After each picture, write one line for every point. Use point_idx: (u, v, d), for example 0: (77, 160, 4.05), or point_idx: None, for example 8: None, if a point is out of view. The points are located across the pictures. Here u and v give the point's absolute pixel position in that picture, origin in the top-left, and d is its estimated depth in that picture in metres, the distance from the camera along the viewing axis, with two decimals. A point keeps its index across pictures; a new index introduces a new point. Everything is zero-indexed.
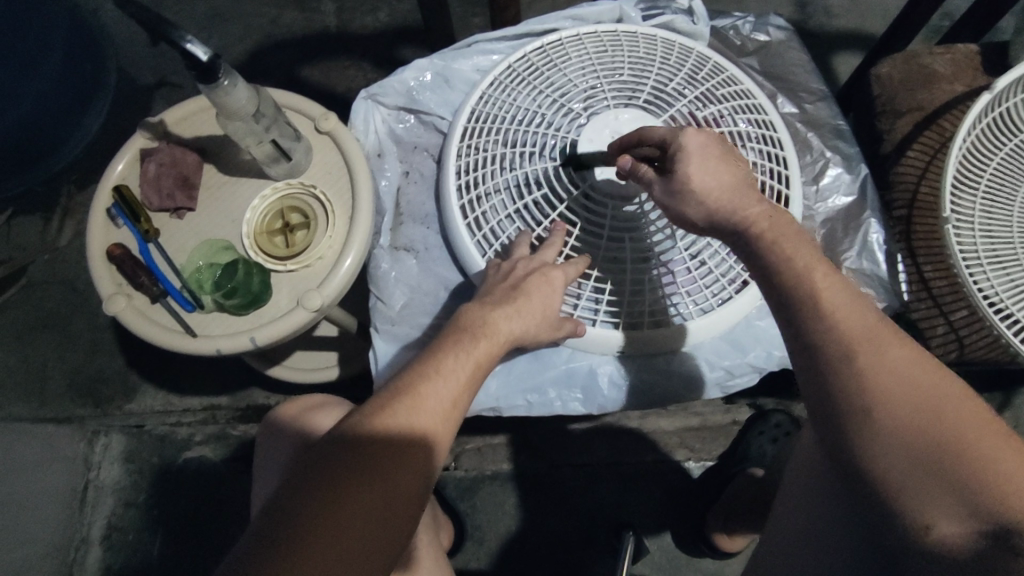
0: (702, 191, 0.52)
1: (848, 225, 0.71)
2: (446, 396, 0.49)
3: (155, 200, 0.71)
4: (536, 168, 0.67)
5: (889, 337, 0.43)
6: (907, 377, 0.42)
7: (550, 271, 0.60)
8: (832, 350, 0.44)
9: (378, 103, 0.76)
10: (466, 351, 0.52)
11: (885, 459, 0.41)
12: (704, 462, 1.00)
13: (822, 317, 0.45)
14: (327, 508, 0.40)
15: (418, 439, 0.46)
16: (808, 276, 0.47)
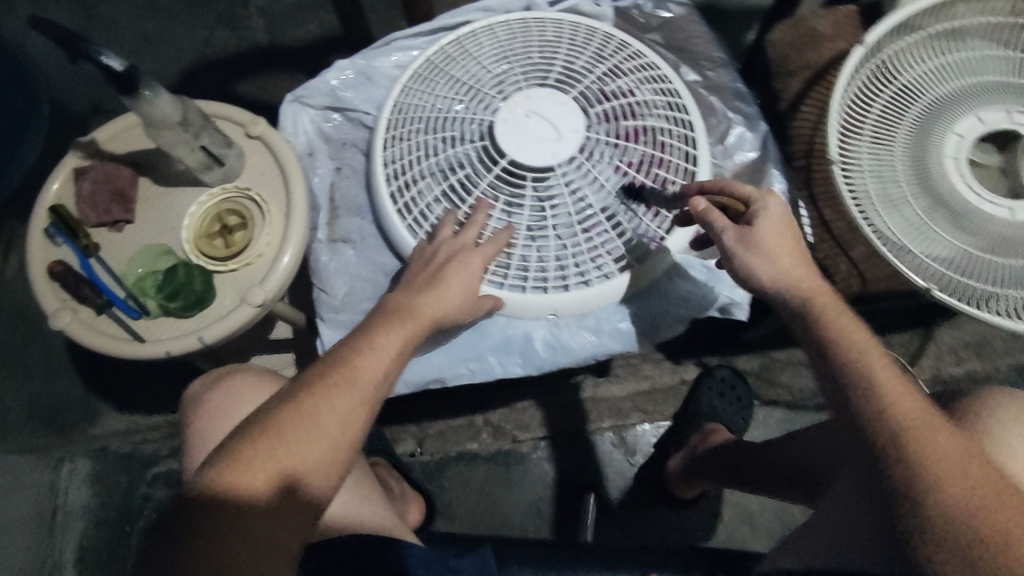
0: (768, 252, 0.59)
1: (754, 177, 0.76)
2: (374, 367, 0.56)
3: (92, 216, 0.73)
4: (458, 151, 0.71)
5: (932, 429, 0.51)
6: (953, 464, 0.50)
7: (469, 253, 0.64)
8: (884, 436, 0.52)
9: (305, 104, 0.79)
10: (392, 332, 0.58)
11: (934, 529, 0.48)
12: (658, 421, 1.06)
13: (868, 392, 0.53)
14: (248, 454, 0.51)
15: (346, 408, 0.53)
16: (861, 355, 0.55)
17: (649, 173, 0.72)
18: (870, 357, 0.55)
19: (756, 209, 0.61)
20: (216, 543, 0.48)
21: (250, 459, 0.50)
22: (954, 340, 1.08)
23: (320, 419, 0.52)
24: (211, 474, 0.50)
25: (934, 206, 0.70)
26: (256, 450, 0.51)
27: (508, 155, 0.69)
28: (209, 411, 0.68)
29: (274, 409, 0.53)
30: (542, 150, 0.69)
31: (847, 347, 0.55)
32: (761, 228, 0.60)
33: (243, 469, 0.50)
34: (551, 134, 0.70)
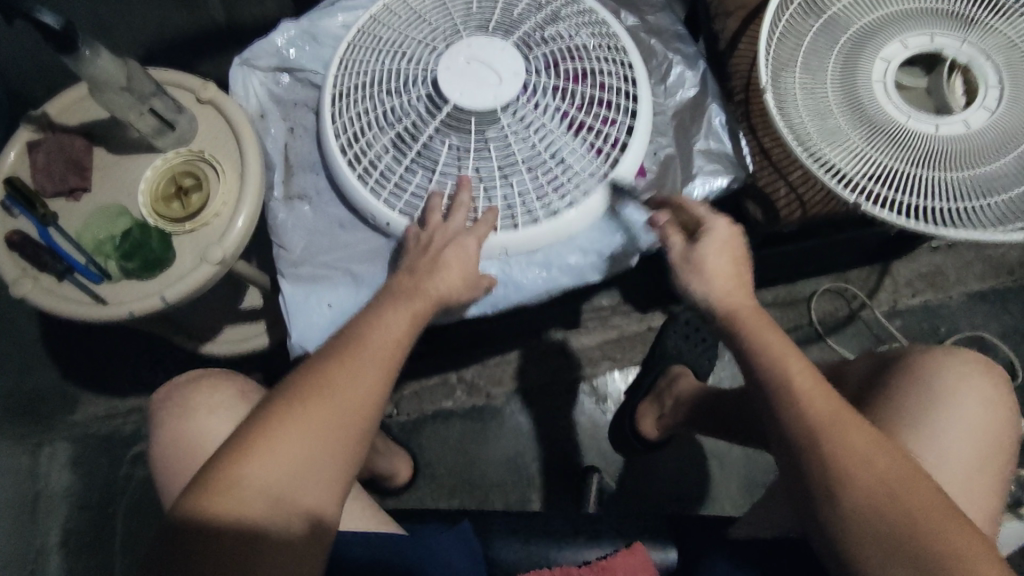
0: (708, 274, 0.61)
1: (695, 113, 0.79)
2: (386, 339, 0.59)
3: (48, 186, 0.74)
4: (402, 100, 0.73)
5: (847, 423, 0.54)
6: (865, 456, 0.53)
7: (464, 241, 0.67)
8: (799, 434, 0.55)
9: (253, 67, 0.81)
10: (400, 309, 0.61)
11: (852, 527, 0.52)
12: (628, 368, 1.09)
13: (791, 404, 0.55)
14: (275, 428, 0.53)
15: (361, 378, 0.56)
16: (783, 371, 0.57)
17: (592, 112, 0.74)
18: (778, 355, 0.57)
19: (704, 230, 0.63)
20: (243, 513, 0.51)
21: (271, 433, 0.53)
22: (910, 274, 1.11)
23: (340, 391, 0.55)
24: (233, 448, 0.52)
25: (872, 132, 0.71)
26: (277, 426, 0.53)
27: (451, 101, 0.72)
28: (180, 412, 0.71)
29: (292, 387, 0.55)
30: (483, 94, 0.71)
31: (765, 368, 0.57)
32: (707, 250, 0.61)
33: (265, 442, 0.52)
34: (493, 78, 0.72)
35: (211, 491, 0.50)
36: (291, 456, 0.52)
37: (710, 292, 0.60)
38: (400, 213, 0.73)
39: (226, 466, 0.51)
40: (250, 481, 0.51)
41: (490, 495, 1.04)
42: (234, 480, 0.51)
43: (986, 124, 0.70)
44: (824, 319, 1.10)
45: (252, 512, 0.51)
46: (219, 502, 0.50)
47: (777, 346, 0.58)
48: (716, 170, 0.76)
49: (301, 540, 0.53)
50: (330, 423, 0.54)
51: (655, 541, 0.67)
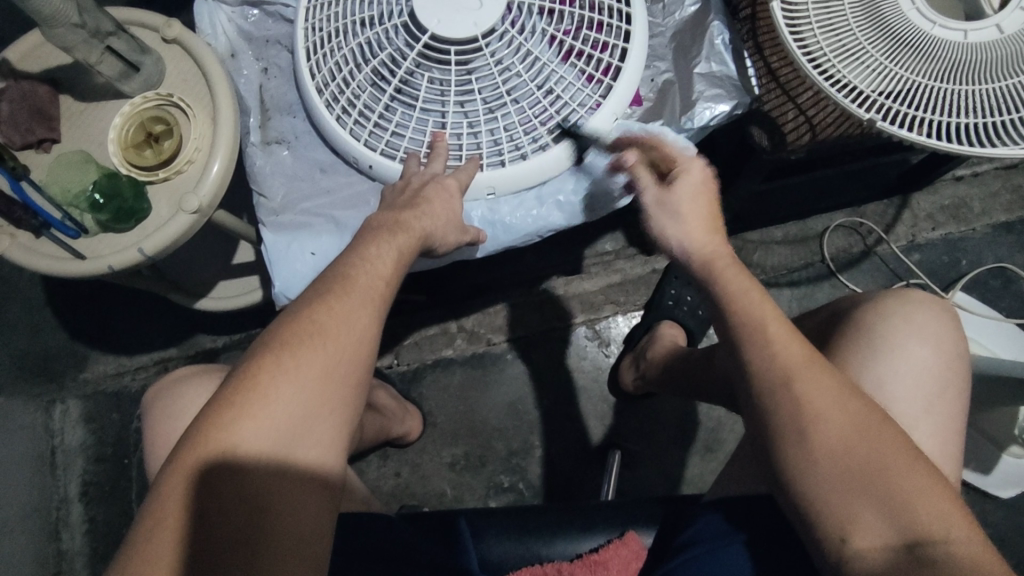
0: (684, 216, 0.61)
1: (695, 33, 0.72)
2: (373, 278, 0.56)
3: (15, 137, 0.70)
4: (376, 31, 0.68)
5: (811, 369, 0.53)
6: (832, 403, 0.51)
7: (443, 181, 0.64)
8: (773, 372, 0.53)
9: (219, 2, 0.75)
10: (385, 245, 0.58)
11: (810, 471, 0.50)
12: (632, 313, 1.06)
13: (753, 351, 0.55)
14: (260, 379, 0.49)
15: (347, 316, 0.52)
16: (754, 318, 0.56)
17: (581, 37, 0.68)
18: (749, 293, 0.57)
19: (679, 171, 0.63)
20: (243, 479, 0.46)
21: (262, 389, 0.48)
22: (931, 206, 1.05)
23: (327, 331, 0.51)
24: (218, 411, 0.48)
25: (897, 46, 0.64)
26: (266, 380, 0.49)
27: (429, 31, 0.66)
28: (158, 408, 0.70)
29: (276, 337, 0.51)
30: (461, 20, 0.66)
31: (741, 310, 0.57)
32: (684, 192, 0.61)
33: (257, 398, 0.48)
34: (472, 3, 0.66)
35: (202, 459, 0.46)
36: (288, 409, 0.48)
37: (684, 234, 0.61)
38: (381, 154, 0.69)
39: (211, 429, 0.47)
40: (246, 444, 0.47)
41: (492, 442, 1.03)
42: (227, 446, 0.47)
43: (1022, 27, 0.61)
44: (838, 256, 1.04)
45: (255, 474, 0.47)
46: (216, 469, 0.46)
47: (749, 286, 0.58)
48: (718, 95, 0.70)
49: (316, 500, 0.48)
50: (325, 370, 0.50)
51: (645, 525, 0.64)
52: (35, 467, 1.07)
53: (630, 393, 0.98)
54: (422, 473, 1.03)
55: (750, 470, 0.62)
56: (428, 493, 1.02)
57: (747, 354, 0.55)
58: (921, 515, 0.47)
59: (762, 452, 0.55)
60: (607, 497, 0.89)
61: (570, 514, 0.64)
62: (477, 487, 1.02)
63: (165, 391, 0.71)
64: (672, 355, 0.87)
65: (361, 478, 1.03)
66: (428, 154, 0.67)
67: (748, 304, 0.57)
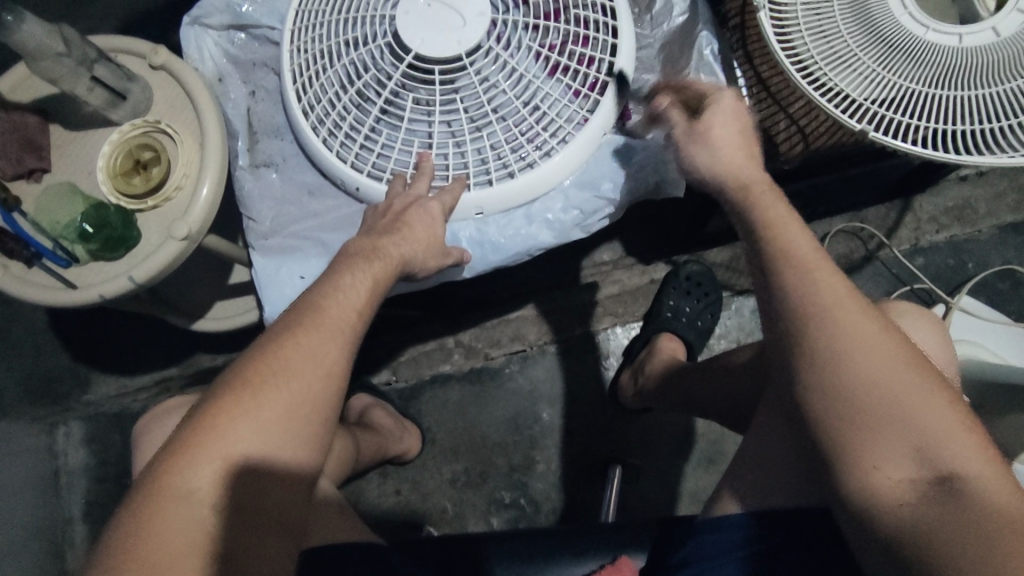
0: (715, 142, 0.60)
1: (684, 44, 0.71)
2: (345, 308, 0.55)
3: (6, 168, 0.71)
4: (360, 52, 0.67)
5: (845, 299, 0.51)
6: (864, 337, 0.50)
7: (426, 203, 0.63)
8: (808, 303, 0.52)
9: (205, 26, 0.75)
10: (360, 272, 0.58)
11: (833, 403, 0.50)
12: (629, 324, 1.05)
13: (800, 287, 0.53)
14: (223, 418, 0.49)
15: (316, 351, 0.52)
16: (796, 253, 0.54)
17: (566, 52, 0.67)
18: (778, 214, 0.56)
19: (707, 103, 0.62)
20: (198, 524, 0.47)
21: (220, 430, 0.48)
22: (934, 208, 1.03)
23: (294, 367, 0.51)
24: (177, 451, 0.48)
25: (890, 51, 0.62)
26: (229, 418, 0.49)
27: (413, 51, 0.66)
28: (147, 440, 0.70)
29: (242, 372, 0.51)
30: (444, 39, 0.65)
31: (778, 236, 0.55)
32: (712, 118, 0.60)
33: (217, 440, 0.48)
34: (455, 21, 0.66)
35: (158, 502, 0.46)
36: (248, 450, 0.49)
37: (717, 159, 0.60)
38: (368, 175, 0.69)
39: (168, 471, 0.47)
40: (206, 486, 0.47)
41: (492, 456, 1.02)
42: (183, 490, 0.47)
43: (1020, 29, 0.59)
44: (839, 262, 1.02)
45: (215, 514, 0.47)
46: (172, 511, 0.46)
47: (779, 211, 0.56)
48: None
49: (272, 542, 0.50)
50: (289, 407, 0.50)
51: (641, 547, 0.63)
52: (38, 490, 1.08)
53: (629, 406, 0.97)
54: (423, 490, 1.02)
55: (745, 489, 0.60)
56: (428, 510, 1.01)
57: None
58: (951, 447, 0.47)
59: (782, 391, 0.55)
60: (608, 515, 0.88)
61: (564, 537, 0.63)
62: (477, 503, 1.01)
63: (158, 422, 0.71)
64: (672, 370, 0.87)
65: (362, 496, 1.02)
66: (414, 175, 0.67)
67: (770, 271, 0.54)
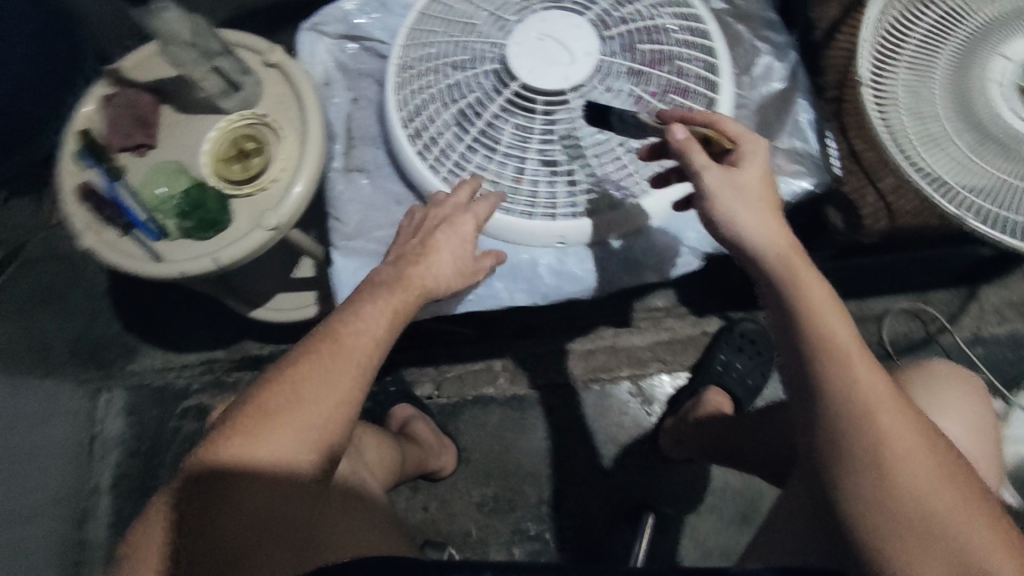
0: (755, 207, 0.56)
1: (781, 109, 0.73)
2: (361, 336, 0.58)
3: (117, 140, 0.75)
4: (469, 76, 0.70)
5: (887, 405, 0.52)
6: (908, 445, 0.51)
7: (458, 222, 0.65)
8: (857, 407, 0.52)
9: (321, 33, 0.79)
10: (380, 303, 0.61)
11: (879, 509, 0.51)
12: (678, 373, 1.05)
13: (847, 387, 0.52)
14: (238, 440, 0.54)
15: (326, 377, 0.56)
16: (842, 345, 0.53)
17: (666, 100, 0.70)
18: (816, 304, 0.53)
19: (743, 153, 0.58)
20: (220, 536, 0.52)
21: (235, 452, 0.53)
22: (1001, 300, 1.02)
23: (306, 393, 0.55)
24: (201, 471, 0.54)
25: (990, 144, 0.64)
26: (245, 433, 0.54)
27: (519, 79, 0.68)
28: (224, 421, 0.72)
29: (261, 391, 0.56)
30: (554, 74, 0.67)
31: (817, 329, 0.53)
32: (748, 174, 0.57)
33: (232, 461, 0.53)
34: (564, 57, 0.68)
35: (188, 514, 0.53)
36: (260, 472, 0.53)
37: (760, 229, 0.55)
38: None
39: (195, 488, 0.54)
40: (225, 504, 0.53)
41: (523, 486, 1.02)
42: (206, 507, 0.53)
43: None
44: (896, 340, 1.02)
45: (231, 529, 0.53)
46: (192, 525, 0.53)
47: (820, 299, 0.54)
48: (799, 172, 0.70)
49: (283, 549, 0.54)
50: (298, 430, 0.54)
51: None
52: (74, 452, 1.10)
53: (672, 457, 0.96)
54: (449, 509, 1.02)
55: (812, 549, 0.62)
56: (452, 531, 1.01)
57: (820, 412, 0.53)
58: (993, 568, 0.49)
59: (820, 481, 0.55)
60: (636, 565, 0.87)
61: None
62: (502, 532, 1.00)
63: None
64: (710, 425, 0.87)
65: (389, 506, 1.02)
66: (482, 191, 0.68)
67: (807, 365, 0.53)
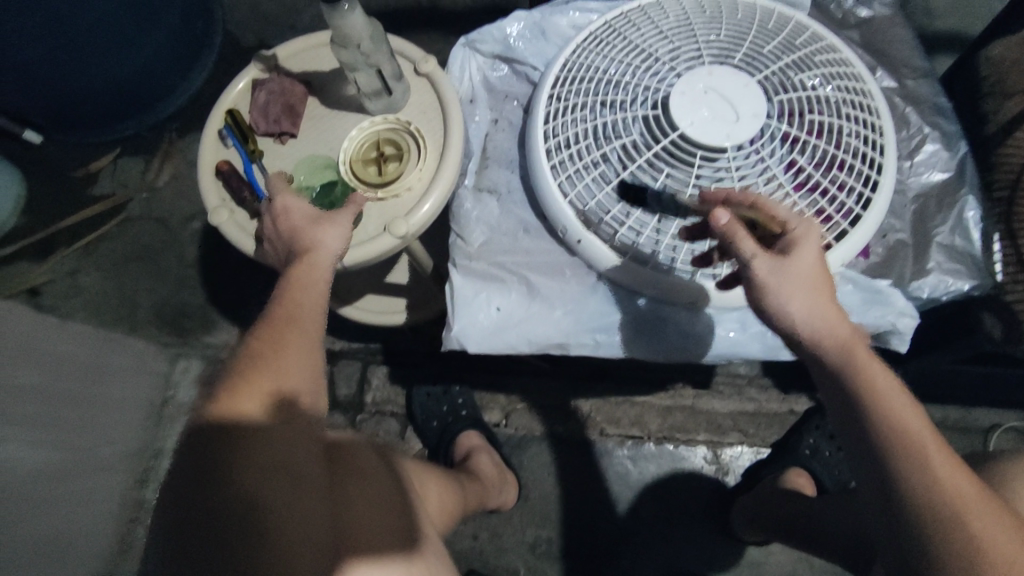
0: (803, 294, 0.53)
1: (942, 202, 0.70)
2: (307, 313, 0.58)
3: (262, 124, 0.76)
4: (624, 116, 0.69)
5: (971, 497, 0.47)
6: (1007, 540, 0.45)
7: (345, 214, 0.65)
8: (938, 500, 0.46)
9: (475, 51, 0.80)
10: (293, 289, 0.59)
11: None
12: (759, 449, 1.00)
13: (924, 477, 0.47)
14: (238, 406, 0.50)
15: (288, 346, 0.55)
16: (911, 430, 0.49)
17: (828, 175, 0.66)
18: (873, 377, 0.51)
19: (792, 238, 0.55)
20: (239, 495, 0.46)
21: (234, 411, 0.50)
22: None
23: (279, 360, 0.54)
24: (202, 441, 0.48)
25: None
26: (237, 396, 0.51)
27: (679, 130, 0.66)
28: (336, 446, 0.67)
29: (217, 386, 0.52)
30: (716, 129, 0.65)
31: (880, 415, 0.50)
32: (796, 261, 0.53)
33: (234, 422, 0.49)
34: (729, 115, 0.66)
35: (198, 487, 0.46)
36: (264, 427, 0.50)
37: (812, 316, 0.53)
38: (593, 231, 0.69)
39: (200, 462, 0.47)
40: (243, 464, 0.47)
41: (579, 535, 0.98)
42: (220, 473, 0.47)
43: None
44: None
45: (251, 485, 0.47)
46: (205, 495, 0.46)
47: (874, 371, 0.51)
48: (957, 270, 0.67)
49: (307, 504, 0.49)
50: (281, 391, 0.53)
51: None
52: (143, 412, 1.12)
53: (747, 538, 0.93)
54: (500, 545, 0.98)
55: None
56: (501, 569, 0.97)
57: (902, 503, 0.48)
58: None
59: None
60: None
61: None
62: None
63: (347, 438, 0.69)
64: (786, 516, 0.83)
65: None
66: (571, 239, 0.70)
67: (875, 457, 0.50)
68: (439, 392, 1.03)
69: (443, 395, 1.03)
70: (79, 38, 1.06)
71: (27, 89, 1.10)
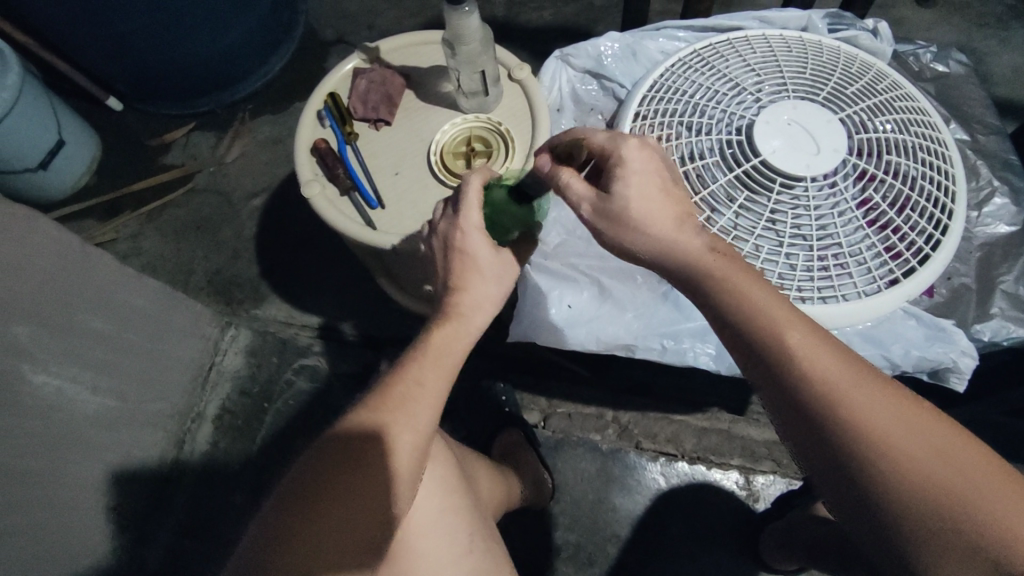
0: (641, 224, 0.55)
1: (1008, 253, 0.73)
2: (415, 391, 0.57)
3: (360, 109, 0.81)
4: (707, 139, 0.72)
5: (950, 474, 0.43)
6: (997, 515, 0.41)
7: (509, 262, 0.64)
8: (904, 489, 0.43)
9: (568, 64, 0.85)
10: (424, 355, 0.58)
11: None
12: (793, 479, 1.02)
13: (885, 467, 0.44)
14: (323, 487, 0.53)
15: (386, 428, 0.55)
16: (865, 416, 0.45)
17: (902, 214, 0.69)
18: (813, 361, 0.47)
19: (614, 162, 0.57)
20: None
21: (316, 493, 0.52)
22: None
23: (375, 441, 0.55)
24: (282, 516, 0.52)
25: None
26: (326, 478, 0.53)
27: (761, 156, 0.69)
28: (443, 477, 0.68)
29: (314, 456, 0.55)
30: (797, 159, 0.69)
31: (830, 404, 0.46)
32: (622, 190, 0.55)
33: (314, 503, 0.52)
34: (811, 148, 0.69)
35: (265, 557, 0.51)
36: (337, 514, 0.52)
37: (665, 245, 0.55)
38: None
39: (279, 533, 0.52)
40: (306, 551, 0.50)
41: (606, 542, 0.99)
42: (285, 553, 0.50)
43: None
44: None
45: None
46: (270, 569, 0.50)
47: (818, 357, 0.47)
48: (1019, 318, 0.71)
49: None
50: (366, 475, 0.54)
51: None
52: None
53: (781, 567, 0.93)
54: (528, 543, 1.00)
55: None
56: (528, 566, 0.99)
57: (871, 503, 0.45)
58: None
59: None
60: None
61: None
62: None
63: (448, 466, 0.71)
64: (828, 535, 0.82)
65: None
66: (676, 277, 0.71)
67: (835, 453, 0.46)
68: (479, 389, 1.06)
69: (486, 393, 1.06)
70: (184, 12, 1.13)
71: (125, 52, 1.17)
